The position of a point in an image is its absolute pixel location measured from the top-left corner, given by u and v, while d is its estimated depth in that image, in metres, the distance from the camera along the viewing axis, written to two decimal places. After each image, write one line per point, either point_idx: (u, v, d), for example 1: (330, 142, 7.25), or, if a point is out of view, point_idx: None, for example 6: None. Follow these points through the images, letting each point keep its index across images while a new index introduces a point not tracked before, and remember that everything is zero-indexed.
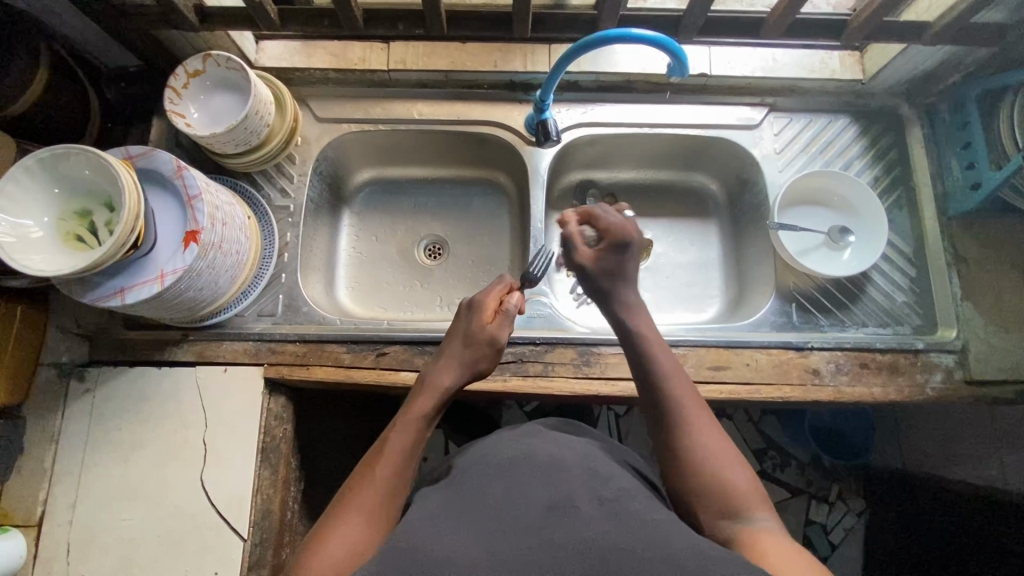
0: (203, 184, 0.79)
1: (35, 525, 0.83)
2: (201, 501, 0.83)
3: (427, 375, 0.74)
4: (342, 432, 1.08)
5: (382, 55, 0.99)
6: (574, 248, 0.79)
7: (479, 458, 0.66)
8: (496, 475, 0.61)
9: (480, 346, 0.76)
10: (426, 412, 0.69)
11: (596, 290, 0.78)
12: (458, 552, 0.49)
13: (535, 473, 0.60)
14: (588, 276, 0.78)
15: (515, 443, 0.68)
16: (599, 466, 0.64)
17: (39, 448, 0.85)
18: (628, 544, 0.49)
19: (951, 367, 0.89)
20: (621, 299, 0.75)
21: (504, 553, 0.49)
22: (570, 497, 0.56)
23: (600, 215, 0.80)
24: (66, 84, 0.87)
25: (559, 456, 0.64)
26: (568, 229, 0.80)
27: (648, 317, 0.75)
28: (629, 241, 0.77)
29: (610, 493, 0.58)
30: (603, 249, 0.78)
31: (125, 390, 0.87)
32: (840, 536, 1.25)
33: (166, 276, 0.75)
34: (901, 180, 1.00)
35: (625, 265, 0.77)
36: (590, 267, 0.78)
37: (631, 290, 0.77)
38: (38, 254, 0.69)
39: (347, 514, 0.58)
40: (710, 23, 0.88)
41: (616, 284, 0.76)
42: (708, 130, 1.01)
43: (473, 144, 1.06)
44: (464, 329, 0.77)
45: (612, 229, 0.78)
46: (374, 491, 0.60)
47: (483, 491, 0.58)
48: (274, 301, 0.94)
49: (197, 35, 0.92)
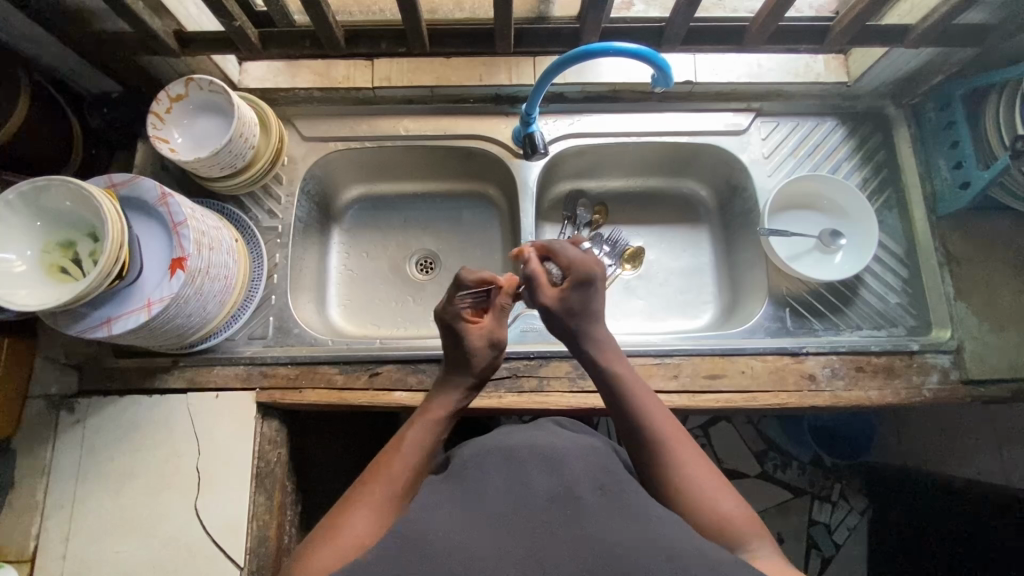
0: (189, 210, 0.78)
1: (29, 560, 0.82)
2: (197, 529, 0.82)
3: (438, 386, 0.74)
4: (339, 450, 1.07)
5: (367, 72, 0.99)
6: (537, 286, 0.76)
7: (478, 450, 0.64)
8: (496, 467, 0.60)
9: (483, 354, 0.74)
10: (446, 416, 0.70)
11: (558, 325, 0.75)
12: (457, 547, 0.48)
13: (535, 463, 0.59)
14: (553, 315, 0.75)
15: (517, 436, 0.67)
16: (599, 461, 0.62)
17: (30, 481, 0.84)
18: (632, 541, 0.48)
19: (948, 367, 0.89)
20: (589, 337, 0.74)
21: (500, 547, 0.48)
22: (572, 488, 0.55)
23: (560, 249, 0.77)
24: (47, 112, 0.86)
25: (559, 448, 0.63)
26: (530, 267, 0.77)
27: (619, 355, 0.74)
28: (593, 276, 0.74)
29: (612, 486, 0.57)
30: (566, 286, 0.74)
31: (116, 420, 0.86)
32: (844, 535, 1.27)
33: (153, 304, 0.74)
34: (890, 182, 1.00)
35: (591, 300, 0.74)
36: (555, 306, 0.74)
37: (604, 329, 0.75)
38: (22, 289, 0.68)
39: (359, 506, 0.57)
40: (694, 33, 0.88)
41: (583, 322, 0.74)
42: (696, 137, 1.01)
43: (461, 158, 1.05)
44: (454, 341, 0.75)
45: (572, 265, 0.75)
46: (387, 484, 0.60)
47: (479, 482, 0.58)
48: (265, 323, 0.93)
49: (179, 60, 0.91)
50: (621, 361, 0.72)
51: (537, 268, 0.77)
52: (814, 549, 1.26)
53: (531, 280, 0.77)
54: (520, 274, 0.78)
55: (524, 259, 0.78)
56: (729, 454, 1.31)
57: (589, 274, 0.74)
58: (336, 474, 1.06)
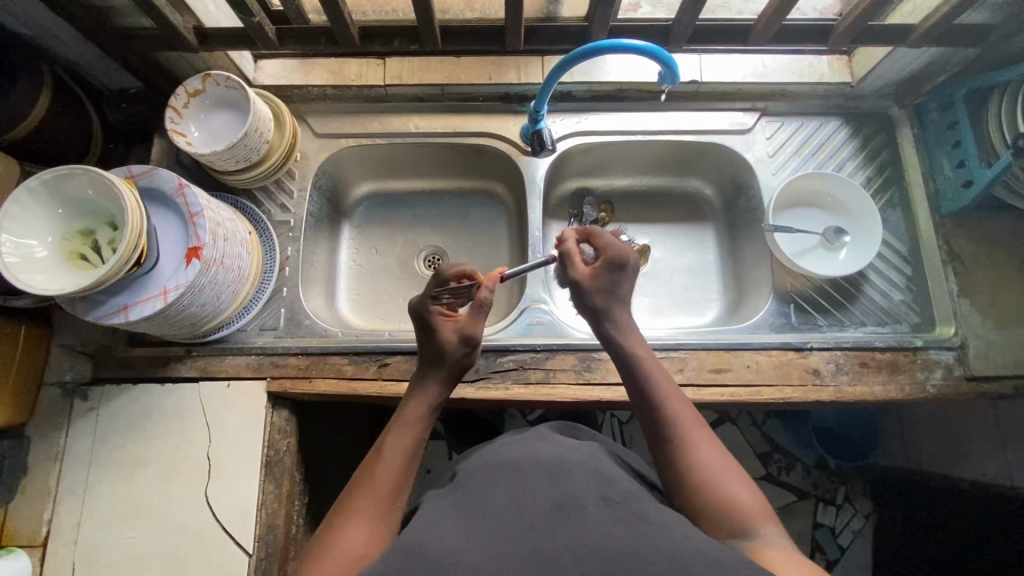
0: (205, 201, 0.80)
1: (40, 545, 0.83)
2: (207, 516, 0.83)
3: (417, 381, 0.73)
4: (347, 444, 1.08)
5: (379, 70, 1.02)
6: (571, 264, 0.76)
7: (482, 463, 0.66)
8: (500, 478, 0.61)
9: (459, 349, 0.72)
10: (420, 417, 0.69)
11: (587, 307, 0.74)
12: (466, 553, 0.49)
13: (541, 475, 0.60)
14: (581, 292, 0.74)
15: (521, 446, 0.67)
16: (601, 467, 0.64)
17: (43, 467, 0.85)
18: (634, 546, 0.49)
19: (951, 364, 0.90)
20: (615, 321, 0.74)
21: (511, 555, 0.49)
22: (576, 498, 0.56)
23: (599, 232, 0.77)
24: (67, 105, 0.88)
25: (564, 459, 0.63)
26: (566, 244, 0.77)
27: (638, 336, 0.74)
28: (626, 262, 0.74)
29: (616, 495, 0.58)
30: (599, 267, 0.75)
31: (129, 407, 0.88)
32: (849, 538, 1.26)
33: (168, 292, 0.75)
34: (895, 180, 1.01)
35: (620, 285, 0.74)
36: (586, 287, 0.74)
37: (625, 313, 0.75)
38: (42, 274, 0.70)
39: (351, 519, 0.58)
40: (700, 32, 0.90)
41: (610, 305, 0.74)
42: (702, 136, 1.03)
43: (470, 155, 1.07)
44: (427, 335, 0.74)
45: (609, 247, 0.75)
46: (375, 496, 0.60)
47: (489, 492, 0.59)
48: (276, 315, 0.95)
49: (196, 57, 0.94)
50: (641, 342, 0.73)
51: (574, 247, 0.77)
52: (820, 553, 1.25)
53: (567, 256, 0.77)
54: (556, 248, 0.78)
55: (563, 236, 0.78)
56: (734, 454, 1.31)
57: (625, 261, 0.74)
58: (342, 468, 1.07)
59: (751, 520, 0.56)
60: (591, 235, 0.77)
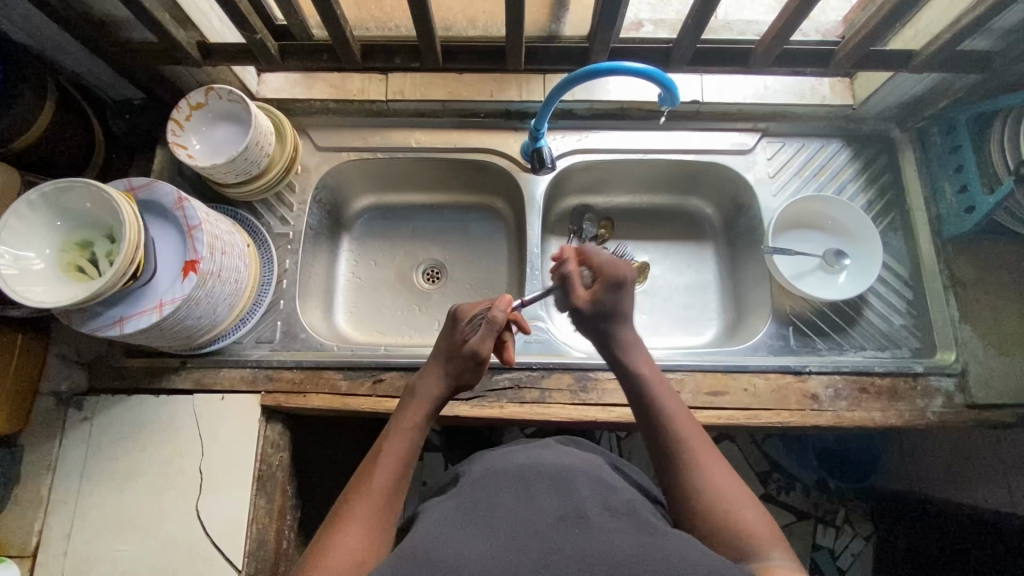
0: (203, 214, 0.80)
1: (30, 556, 0.83)
2: (198, 530, 0.83)
3: (416, 384, 0.74)
4: (339, 458, 1.08)
5: (381, 85, 1.02)
6: (571, 289, 0.78)
7: (486, 470, 0.65)
8: (507, 484, 0.60)
9: (463, 359, 0.75)
10: (417, 422, 0.70)
11: (592, 330, 0.77)
12: (471, 560, 0.48)
13: (545, 482, 0.60)
14: (587, 318, 0.77)
15: (524, 454, 0.67)
16: (606, 478, 0.63)
17: (36, 477, 0.85)
18: (637, 554, 0.48)
19: (951, 391, 0.89)
20: (618, 341, 0.75)
21: (515, 562, 0.48)
22: (579, 507, 0.55)
23: (593, 252, 0.80)
24: (71, 115, 0.89)
25: (566, 465, 0.63)
26: (565, 268, 0.79)
27: (649, 358, 0.74)
28: (622, 278, 0.76)
29: (620, 505, 0.58)
30: (597, 288, 0.77)
31: (123, 418, 0.87)
32: (849, 561, 1.23)
33: (164, 305, 0.75)
34: (896, 204, 1.01)
35: (620, 302, 0.76)
36: (586, 310, 0.77)
37: (629, 329, 0.76)
38: (40, 286, 0.70)
39: (349, 524, 0.57)
40: (700, 55, 0.90)
41: (614, 325, 0.76)
42: (702, 155, 1.03)
43: (471, 170, 1.07)
44: (445, 337, 0.77)
45: (603, 267, 0.78)
46: (374, 501, 0.60)
47: (493, 499, 0.58)
48: (273, 328, 0.95)
49: (199, 70, 0.94)
50: (650, 362, 0.73)
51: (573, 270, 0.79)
52: None
53: (566, 281, 0.78)
54: (555, 274, 0.80)
55: (561, 259, 0.79)
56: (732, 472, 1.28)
57: (621, 277, 0.76)
58: (335, 481, 1.06)
59: (755, 544, 0.55)
60: (585, 256, 0.80)
